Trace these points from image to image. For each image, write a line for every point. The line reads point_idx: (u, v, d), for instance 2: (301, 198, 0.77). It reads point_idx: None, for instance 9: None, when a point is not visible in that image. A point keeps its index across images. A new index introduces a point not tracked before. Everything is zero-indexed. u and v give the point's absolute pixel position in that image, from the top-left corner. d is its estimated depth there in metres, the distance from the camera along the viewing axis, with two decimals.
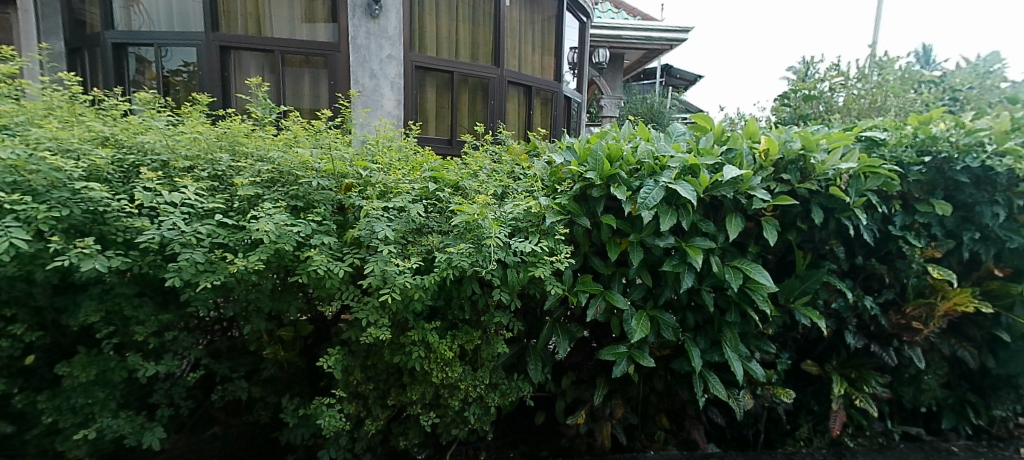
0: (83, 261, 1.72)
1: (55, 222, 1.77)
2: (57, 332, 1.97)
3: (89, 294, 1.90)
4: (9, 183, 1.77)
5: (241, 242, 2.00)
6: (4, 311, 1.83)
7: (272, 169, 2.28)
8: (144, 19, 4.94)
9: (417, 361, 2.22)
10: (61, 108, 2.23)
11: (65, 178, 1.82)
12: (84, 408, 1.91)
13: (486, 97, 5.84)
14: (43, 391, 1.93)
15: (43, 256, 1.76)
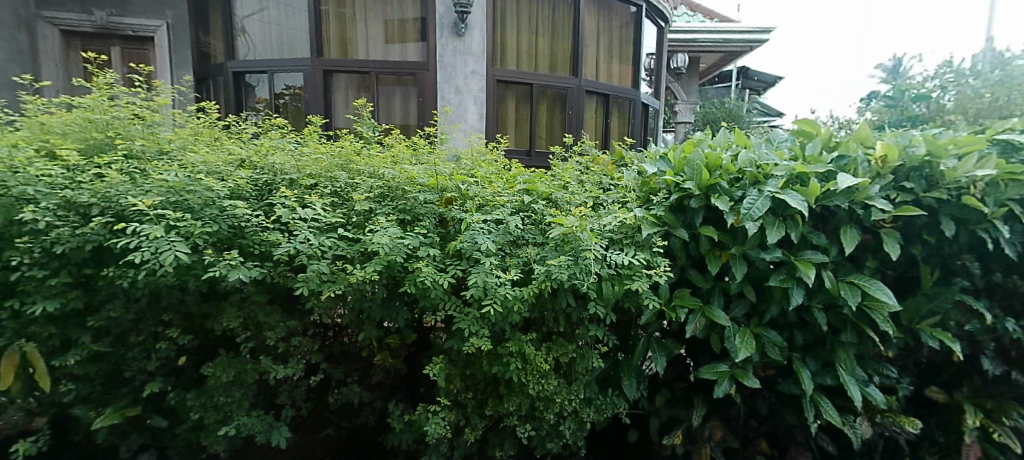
0: (230, 272, 1.90)
1: (207, 236, 1.97)
2: (202, 335, 2.21)
3: (230, 302, 2.10)
4: (173, 203, 2.01)
5: (359, 254, 2.14)
6: (164, 315, 2.12)
7: (383, 185, 2.43)
8: (251, 47, 5.41)
9: (514, 372, 2.21)
10: (204, 134, 2.51)
11: (215, 197, 2.05)
12: (225, 406, 2.15)
13: (564, 108, 5.85)
14: (191, 389, 2.20)
15: (197, 266, 1.97)
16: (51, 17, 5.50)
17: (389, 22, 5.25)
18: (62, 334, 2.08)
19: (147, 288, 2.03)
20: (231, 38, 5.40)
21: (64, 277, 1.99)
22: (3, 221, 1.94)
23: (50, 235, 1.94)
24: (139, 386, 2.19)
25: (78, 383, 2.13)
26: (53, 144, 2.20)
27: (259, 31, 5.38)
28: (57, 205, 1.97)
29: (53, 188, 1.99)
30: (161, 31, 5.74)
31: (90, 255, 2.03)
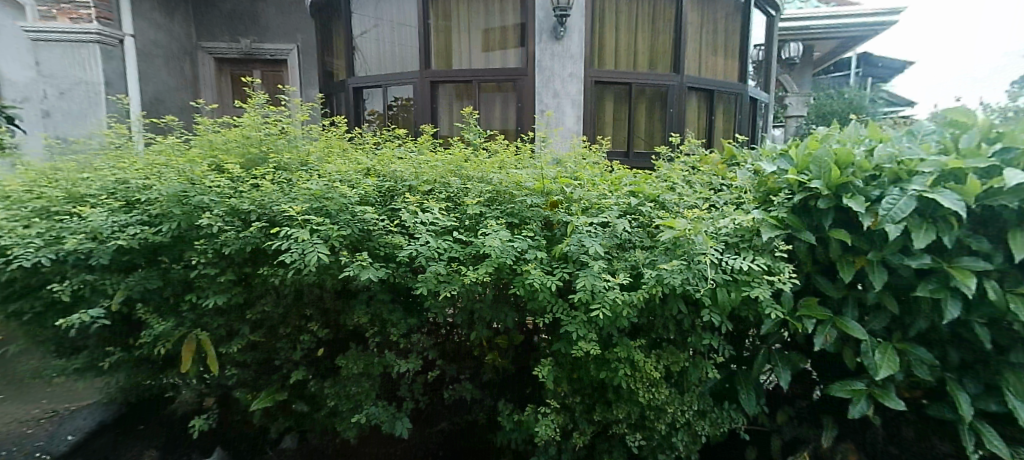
0: (361, 272, 2.08)
1: (342, 239, 2.17)
2: (337, 329, 2.43)
3: (360, 300, 2.29)
4: (315, 209, 2.24)
5: (473, 256, 2.23)
6: (307, 310, 2.36)
7: (491, 189, 2.51)
8: (365, 63, 5.84)
9: (623, 379, 2.16)
10: (334, 148, 2.81)
11: (347, 203, 2.25)
12: (356, 395, 2.37)
13: (664, 107, 5.65)
14: (327, 378, 2.46)
15: (334, 267, 2.18)
16: (209, 48, 6.62)
17: (485, 30, 5.35)
18: (227, 325, 2.40)
19: (294, 286, 2.27)
20: (351, 56, 5.87)
21: (229, 275, 2.29)
22: (185, 226, 2.29)
23: (219, 239, 2.23)
24: (287, 374, 2.50)
25: (239, 368, 2.49)
26: (220, 159, 2.61)
27: (375, 48, 5.74)
28: (224, 212, 2.27)
29: (222, 197, 2.30)
30: (292, 54, 6.72)
31: (248, 256, 2.30)
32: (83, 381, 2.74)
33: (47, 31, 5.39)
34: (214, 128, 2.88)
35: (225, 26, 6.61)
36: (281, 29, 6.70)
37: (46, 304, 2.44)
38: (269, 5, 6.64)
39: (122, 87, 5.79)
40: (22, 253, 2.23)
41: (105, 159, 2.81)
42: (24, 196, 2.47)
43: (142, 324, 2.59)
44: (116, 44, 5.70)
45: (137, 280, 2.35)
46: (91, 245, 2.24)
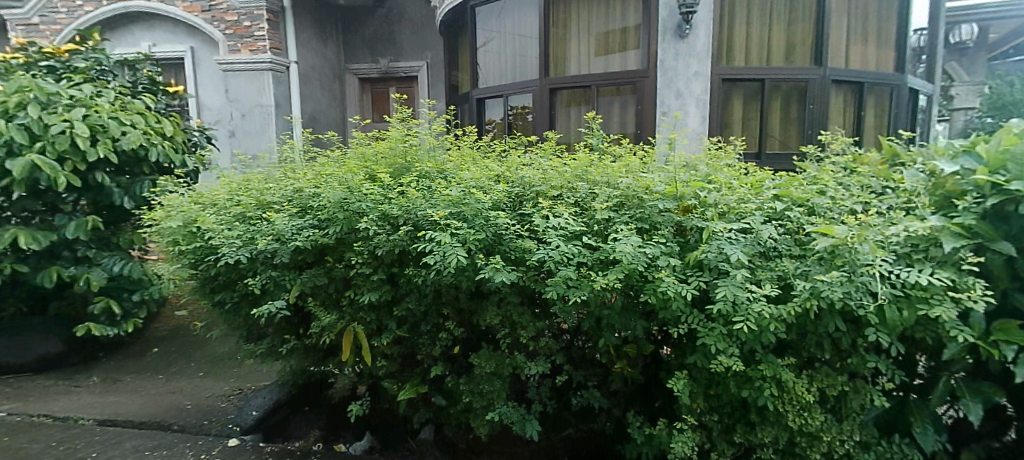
0: (494, 274, 2.22)
1: (477, 242, 2.34)
2: (470, 329, 2.67)
3: (492, 301, 2.42)
4: (455, 214, 2.45)
5: (602, 262, 2.20)
6: (444, 310, 2.62)
7: (620, 193, 2.45)
8: (488, 72, 6.00)
9: (769, 400, 1.98)
10: (465, 159, 3.09)
11: (482, 209, 2.43)
12: (489, 393, 2.47)
13: (802, 102, 5.07)
14: (462, 376, 2.68)
15: (470, 269, 2.37)
16: (354, 69, 7.30)
17: (597, 34, 5.23)
18: (378, 320, 2.74)
19: (433, 286, 2.52)
20: (476, 68, 6.10)
21: (380, 274, 2.62)
22: (346, 229, 2.65)
23: (374, 241, 2.56)
24: (426, 368, 2.78)
25: (388, 360, 2.80)
26: (373, 170, 3.00)
27: (496, 59, 5.87)
28: (377, 218, 2.58)
29: (375, 203, 2.61)
30: (422, 70, 7.14)
31: (398, 257, 2.62)
32: (265, 361, 3.24)
33: (235, 62, 6.19)
34: (357, 149, 3.28)
35: (367, 49, 7.24)
36: (414, 47, 7.15)
37: (241, 295, 3.05)
38: (404, 26, 7.12)
39: (289, 108, 6.49)
40: (227, 251, 2.75)
41: (284, 173, 3.28)
42: (227, 203, 3.08)
43: (309, 317, 3.08)
44: (284, 70, 6.38)
45: (309, 277, 2.76)
46: (277, 245, 2.68)
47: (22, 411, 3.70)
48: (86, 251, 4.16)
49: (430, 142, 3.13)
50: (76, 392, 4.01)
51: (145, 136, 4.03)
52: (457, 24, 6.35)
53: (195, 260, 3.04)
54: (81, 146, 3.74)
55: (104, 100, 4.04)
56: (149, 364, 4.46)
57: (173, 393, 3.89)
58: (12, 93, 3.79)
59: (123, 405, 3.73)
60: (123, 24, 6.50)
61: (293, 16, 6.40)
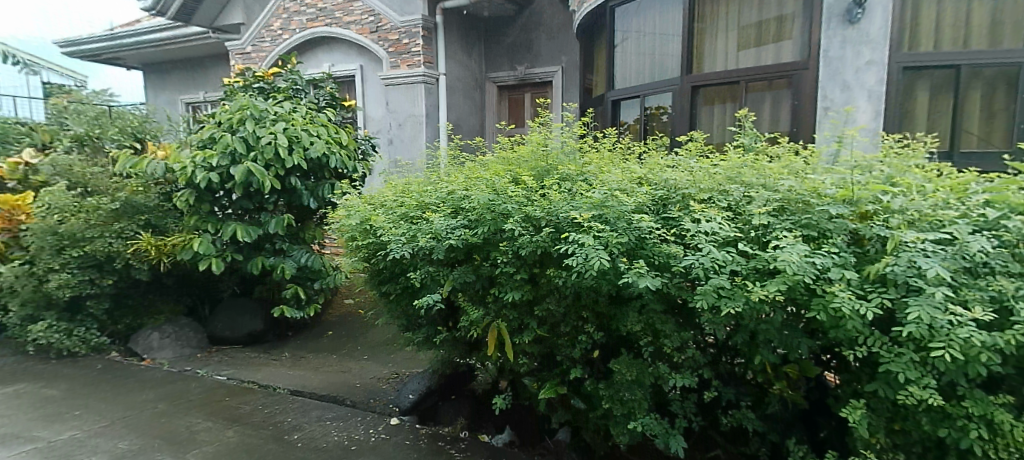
0: (638, 279, 2.18)
1: (620, 246, 2.32)
2: (609, 333, 2.67)
3: (633, 307, 2.36)
4: (598, 216, 2.46)
5: (760, 272, 2.03)
6: (584, 312, 2.63)
7: (781, 196, 2.24)
8: (626, 72, 5.81)
9: (974, 443, 1.67)
10: (606, 162, 3.08)
11: (625, 212, 2.41)
12: (630, 402, 2.39)
13: (1016, 90, 4.11)
14: (602, 380, 2.67)
15: (612, 273, 2.35)
16: (493, 78, 7.52)
17: (747, 25, 4.84)
18: (519, 319, 2.85)
19: (574, 288, 2.55)
20: (613, 68, 5.94)
21: (523, 274, 2.73)
22: (492, 230, 2.81)
23: (517, 242, 2.68)
24: (566, 370, 2.81)
25: (528, 358, 2.91)
26: (517, 173, 3.11)
27: (633, 59, 5.66)
28: (521, 219, 2.70)
29: (520, 206, 2.74)
30: (558, 74, 7.07)
31: (539, 258, 2.70)
32: (421, 349, 3.48)
33: (394, 77, 6.75)
34: (500, 153, 3.45)
35: (506, 57, 7.39)
36: (552, 52, 7.12)
37: (402, 287, 3.34)
38: (542, 33, 7.12)
39: (437, 117, 6.87)
40: (395, 247, 3.06)
41: (439, 178, 3.55)
42: (392, 204, 3.41)
43: (457, 311, 3.31)
44: (435, 81, 6.77)
45: (459, 273, 2.97)
46: (434, 243, 2.94)
47: (236, 376, 4.36)
48: (281, 245, 4.80)
49: (572, 145, 3.17)
50: (274, 364, 4.62)
51: (328, 146, 4.55)
52: (595, 26, 6.21)
53: (368, 254, 3.42)
54: (281, 155, 4.35)
55: (298, 114, 4.63)
56: (326, 344, 5.00)
57: (344, 372, 4.33)
58: (235, 112, 4.48)
59: (308, 379, 4.23)
60: (310, 48, 7.45)
61: (445, 31, 6.78)
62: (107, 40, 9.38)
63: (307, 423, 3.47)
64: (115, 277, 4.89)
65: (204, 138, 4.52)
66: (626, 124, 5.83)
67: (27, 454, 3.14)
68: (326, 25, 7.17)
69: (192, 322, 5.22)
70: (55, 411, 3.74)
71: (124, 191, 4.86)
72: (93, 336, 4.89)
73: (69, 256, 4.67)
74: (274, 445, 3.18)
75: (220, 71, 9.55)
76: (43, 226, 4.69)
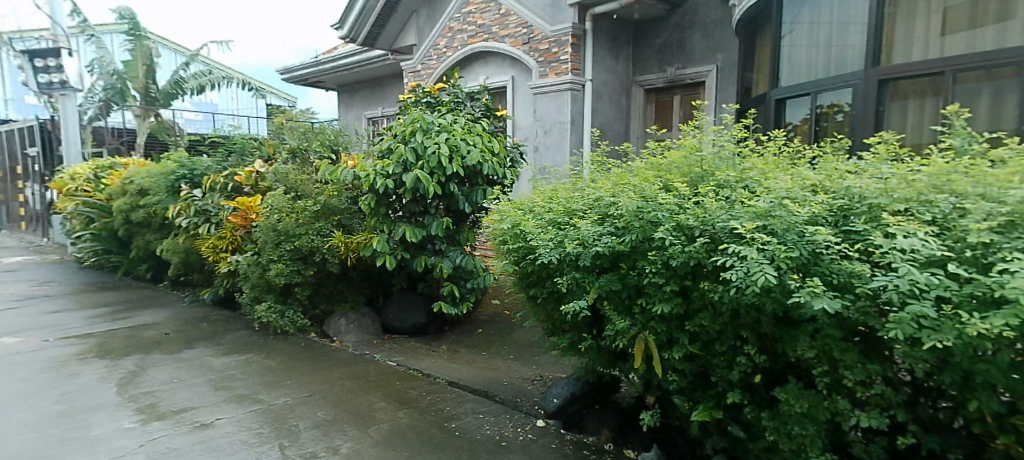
0: (813, 299, 1.96)
1: (789, 261, 2.10)
2: (774, 358, 2.42)
3: (803, 331, 2.15)
4: (762, 227, 2.26)
5: (977, 300, 1.70)
6: (742, 332, 2.43)
7: (1010, 209, 1.84)
8: (794, 67, 5.26)
9: None
10: (773, 166, 2.80)
11: (797, 223, 2.18)
12: (800, 437, 2.18)
13: None
14: (765, 410, 2.43)
15: (779, 291, 2.14)
16: (640, 81, 7.27)
17: (955, 5, 4.12)
18: (668, 332, 2.72)
19: (731, 304, 2.38)
20: (778, 64, 5.41)
21: (673, 286, 2.60)
22: (641, 238, 2.71)
23: (668, 251, 2.56)
24: (721, 393, 2.63)
25: (678, 375, 2.76)
26: (669, 180, 2.97)
27: (805, 52, 5.12)
28: (672, 228, 2.58)
29: (671, 214, 2.62)
30: (712, 74, 6.61)
31: (691, 270, 2.55)
32: (566, 355, 3.46)
33: (543, 86, 6.86)
34: (649, 158, 3.32)
35: (656, 59, 7.10)
36: (705, 50, 6.66)
37: (549, 292, 3.37)
38: (696, 31, 6.72)
39: (582, 124, 6.82)
40: (543, 251, 3.08)
41: (586, 185, 3.52)
42: (540, 209, 3.45)
43: (602, 319, 3.25)
44: (581, 87, 6.73)
45: (605, 281, 2.90)
46: (581, 249, 2.91)
47: (405, 363, 4.72)
48: (440, 245, 5.13)
49: (730, 149, 2.95)
50: (435, 355, 4.94)
51: (482, 154, 4.75)
52: (757, 21, 5.71)
53: (516, 258, 3.47)
54: (443, 163, 4.64)
55: (457, 125, 4.91)
56: (477, 341, 5.21)
57: (493, 369, 4.47)
58: (407, 125, 4.84)
59: (462, 372, 4.44)
60: (470, 63, 7.88)
61: (593, 37, 6.72)
62: (313, 66, 10.76)
63: (465, 413, 3.64)
64: (314, 268, 5.53)
65: (383, 150, 4.95)
66: (793, 125, 5.30)
67: (255, 413, 3.71)
68: (484, 40, 7.54)
69: (369, 312, 5.70)
70: (273, 379, 4.35)
71: (324, 195, 5.54)
72: (298, 317, 5.63)
73: (285, 249, 5.43)
74: (437, 431, 3.39)
75: (397, 89, 10.42)
76: (267, 224, 5.53)
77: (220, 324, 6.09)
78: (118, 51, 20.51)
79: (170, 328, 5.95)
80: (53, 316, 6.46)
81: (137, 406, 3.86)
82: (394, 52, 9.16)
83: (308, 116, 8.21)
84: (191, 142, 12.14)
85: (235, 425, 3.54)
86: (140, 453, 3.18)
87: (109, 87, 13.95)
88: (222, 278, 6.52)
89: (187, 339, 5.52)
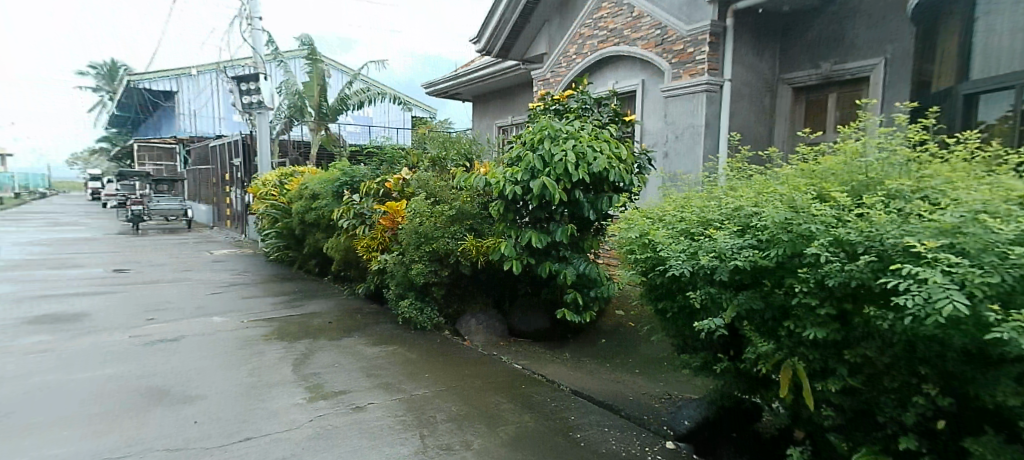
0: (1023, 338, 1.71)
1: (986, 288, 1.83)
2: (963, 402, 2.06)
3: (1004, 374, 1.88)
4: (950, 247, 1.98)
5: None
6: (920, 368, 2.11)
7: None
8: (991, 55, 4.48)
9: None
10: (962, 172, 2.40)
11: (998, 243, 1.88)
12: None
13: None
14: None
15: (972, 325, 1.87)
16: (789, 79, 6.57)
17: None
18: (823, 361, 2.43)
19: (905, 335, 2.09)
20: (969, 53, 4.63)
21: (829, 309, 2.32)
22: (789, 253, 2.45)
23: (824, 269, 2.28)
24: (891, 435, 2.29)
25: (834, 410, 2.48)
26: (824, 188, 2.64)
27: (1006, 39, 4.38)
28: (828, 242, 2.31)
29: (827, 227, 2.34)
30: (879, 68, 5.73)
31: (852, 292, 2.27)
32: (698, 375, 3.23)
33: (675, 89, 6.57)
34: (799, 164, 2.98)
35: (808, 54, 6.39)
36: (872, 42, 5.80)
37: (680, 307, 3.15)
38: (860, 19, 5.88)
39: (718, 127, 6.40)
40: (674, 263, 2.89)
41: (724, 193, 3.27)
42: (671, 219, 3.24)
43: (741, 340, 2.99)
44: (718, 89, 6.31)
45: (744, 299, 2.66)
46: (717, 262, 2.69)
47: (530, 367, 4.74)
48: (564, 252, 5.09)
49: (902, 153, 2.55)
50: (558, 362, 4.90)
51: (609, 161, 4.64)
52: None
53: (644, 269, 3.28)
54: (569, 171, 4.60)
55: (585, 131, 4.85)
56: (602, 351, 5.10)
57: (618, 382, 4.32)
58: (536, 132, 4.87)
59: (585, 382, 4.36)
60: (600, 67, 7.77)
61: (735, 34, 6.26)
62: (453, 79, 11.28)
63: (588, 425, 3.55)
64: (450, 269, 5.76)
65: (512, 158, 5.02)
66: (987, 124, 4.53)
67: (400, 401, 3.93)
68: (614, 45, 7.41)
69: (497, 314, 5.85)
70: (415, 371, 4.60)
71: (459, 201, 5.81)
72: (436, 314, 5.91)
73: (424, 251, 5.71)
74: (562, 440, 3.34)
75: (527, 98, 10.57)
76: (410, 227, 5.85)
77: (370, 316, 6.59)
78: (300, 73, 23.28)
79: (333, 317, 6.56)
80: (247, 301, 7.45)
81: (306, 385, 4.28)
82: (525, 61, 9.33)
83: (445, 126, 8.60)
84: (351, 152, 13.37)
85: (383, 410, 3.78)
86: (308, 428, 3.51)
87: (292, 106, 15.59)
88: (373, 276, 7.06)
89: (346, 328, 6.05)
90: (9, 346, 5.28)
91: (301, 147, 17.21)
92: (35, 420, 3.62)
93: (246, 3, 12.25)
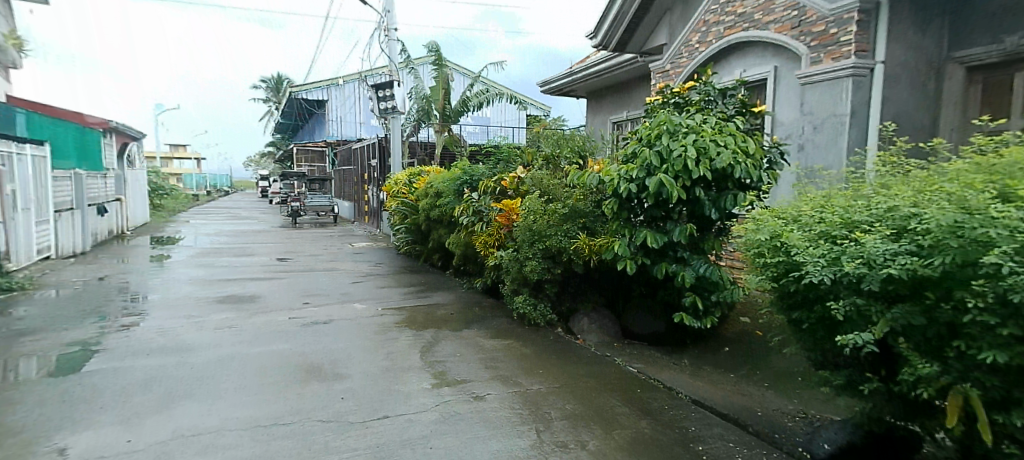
0: None
1: None
2: None
3: None
4: None
5: None
6: None
7: None
8: None
9: None
10: None
11: None
12: None
13: None
14: None
15: None
16: (961, 57, 5.67)
17: None
18: (1006, 389, 2.07)
19: None
20: None
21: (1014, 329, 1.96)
22: (960, 261, 2.09)
23: (1007, 282, 1.93)
24: None
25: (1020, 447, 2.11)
26: (1008, 186, 2.22)
27: None
28: (1014, 250, 1.95)
29: (1013, 232, 1.98)
30: None
31: None
32: (841, 396, 2.91)
33: (814, 74, 5.98)
34: (973, 157, 2.54)
35: (986, 27, 5.43)
36: None
37: (818, 318, 2.83)
38: None
39: (865, 116, 5.72)
40: (811, 269, 2.60)
41: (874, 191, 2.88)
42: (808, 221, 2.90)
43: (896, 359, 2.63)
44: (867, 73, 5.63)
45: (899, 313, 2.33)
46: (865, 270, 2.38)
47: (646, 371, 4.57)
48: (682, 253, 4.84)
49: None
50: (674, 369, 4.65)
51: (734, 156, 4.33)
52: None
53: (774, 274, 2.95)
54: (689, 167, 4.35)
55: (708, 125, 4.55)
56: (724, 361, 4.77)
57: (743, 395, 4.02)
58: (654, 127, 4.65)
59: (707, 391, 4.11)
60: (727, 56, 7.29)
61: (889, 10, 5.54)
62: (569, 76, 11.24)
63: (712, 437, 3.34)
64: (562, 267, 5.74)
65: (628, 154, 4.84)
66: None
67: (517, 395, 3.97)
68: (744, 31, 6.90)
69: (610, 314, 5.75)
70: (530, 366, 4.63)
71: (572, 199, 5.71)
72: (549, 311, 5.92)
73: (538, 248, 5.73)
74: (683, 452, 3.15)
75: (645, 92, 10.19)
76: (523, 224, 5.88)
77: (489, 310, 6.76)
78: (428, 78, 24.55)
79: (455, 309, 6.82)
80: (382, 290, 7.99)
81: (432, 372, 4.47)
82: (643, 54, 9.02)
83: (559, 124, 8.55)
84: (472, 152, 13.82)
85: (500, 402, 3.83)
86: (432, 412, 3.65)
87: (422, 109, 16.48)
88: (490, 271, 7.22)
89: (466, 320, 6.26)
90: (199, 320, 6.13)
91: (428, 147, 18.12)
92: (220, 385, 4.14)
93: (383, 15, 13.14)
